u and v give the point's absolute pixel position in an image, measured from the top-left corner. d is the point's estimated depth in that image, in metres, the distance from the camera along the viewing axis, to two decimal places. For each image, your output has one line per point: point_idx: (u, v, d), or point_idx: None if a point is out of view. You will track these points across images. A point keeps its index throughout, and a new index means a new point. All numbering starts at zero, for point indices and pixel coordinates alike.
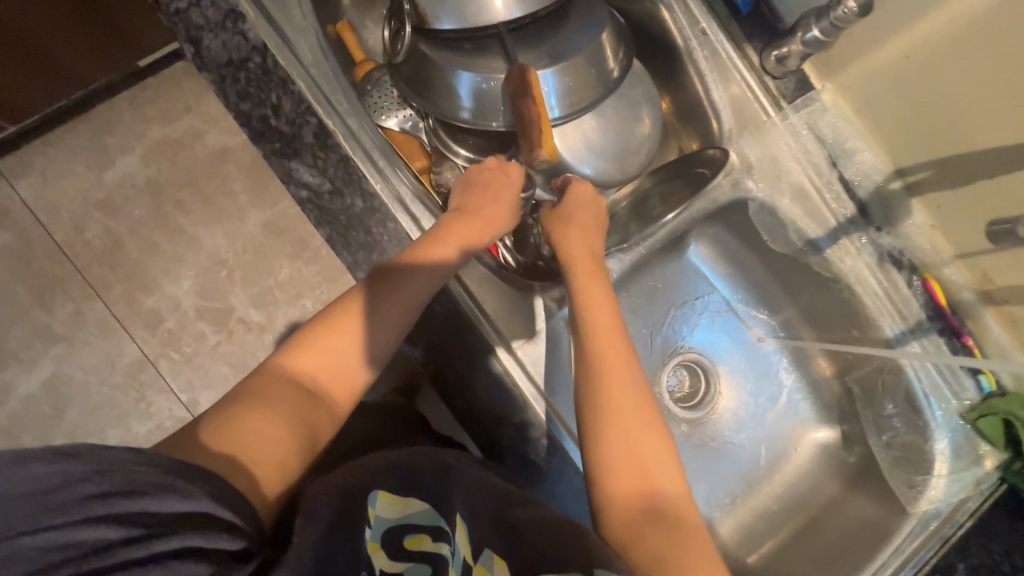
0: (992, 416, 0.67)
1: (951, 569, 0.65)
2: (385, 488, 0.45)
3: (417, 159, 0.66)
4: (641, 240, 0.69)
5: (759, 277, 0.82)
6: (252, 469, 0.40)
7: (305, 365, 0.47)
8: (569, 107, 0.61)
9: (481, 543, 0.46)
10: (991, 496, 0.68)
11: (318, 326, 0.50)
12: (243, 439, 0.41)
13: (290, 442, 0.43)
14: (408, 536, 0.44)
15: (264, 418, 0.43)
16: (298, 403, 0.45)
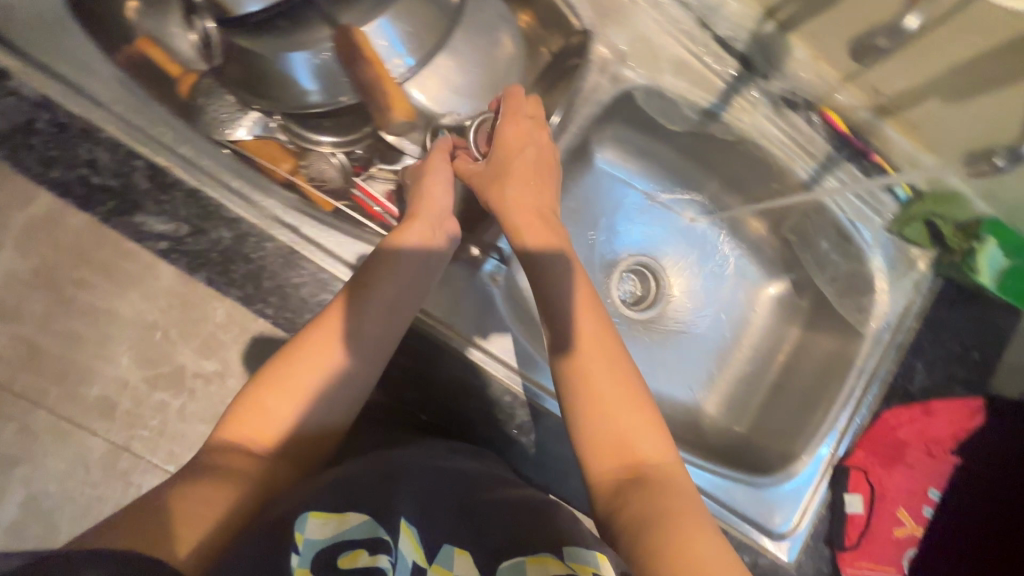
0: (914, 222, 0.69)
1: (911, 370, 0.70)
2: (315, 507, 0.41)
3: (280, 159, 0.59)
4: None
5: (672, 161, 0.79)
6: (179, 531, 0.38)
7: (258, 429, 0.46)
8: (418, 53, 0.59)
9: (438, 540, 0.46)
10: (930, 292, 0.72)
11: (274, 377, 0.48)
12: (177, 508, 0.40)
13: (227, 508, 0.42)
14: (344, 554, 0.40)
15: (206, 488, 0.42)
16: (245, 472, 0.44)
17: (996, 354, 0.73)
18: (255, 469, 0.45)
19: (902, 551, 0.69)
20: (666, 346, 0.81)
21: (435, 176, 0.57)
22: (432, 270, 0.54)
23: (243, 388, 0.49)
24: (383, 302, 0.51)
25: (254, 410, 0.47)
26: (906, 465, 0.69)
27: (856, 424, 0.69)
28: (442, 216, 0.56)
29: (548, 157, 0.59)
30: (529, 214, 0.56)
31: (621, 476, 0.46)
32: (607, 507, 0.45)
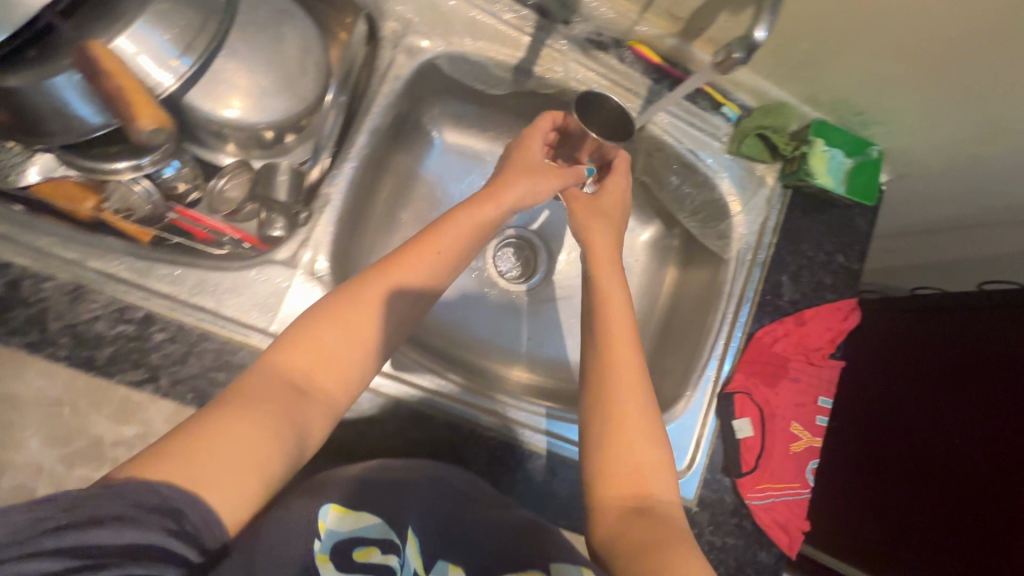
0: (748, 138, 0.69)
1: (778, 285, 0.70)
2: (336, 502, 0.48)
3: (83, 200, 0.57)
4: (351, 144, 0.59)
5: (514, 126, 0.76)
6: (221, 484, 0.38)
7: (316, 369, 0.46)
8: (196, 52, 0.54)
9: (433, 555, 0.53)
10: (781, 205, 0.72)
11: (337, 307, 0.48)
12: (228, 442, 0.39)
13: (269, 460, 0.40)
14: (358, 549, 0.46)
15: (252, 424, 0.40)
16: (295, 413, 0.43)
17: (861, 254, 0.73)
18: (297, 408, 0.44)
19: (803, 465, 0.69)
20: (545, 313, 0.83)
21: (541, 185, 0.61)
22: (438, 286, 0.55)
23: (283, 332, 0.48)
24: (398, 312, 0.51)
25: (312, 343, 0.47)
26: (790, 379, 0.69)
27: (733, 348, 0.69)
28: (461, 236, 0.56)
29: (613, 198, 0.67)
30: (620, 292, 0.59)
31: (630, 496, 0.50)
32: (602, 522, 0.50)
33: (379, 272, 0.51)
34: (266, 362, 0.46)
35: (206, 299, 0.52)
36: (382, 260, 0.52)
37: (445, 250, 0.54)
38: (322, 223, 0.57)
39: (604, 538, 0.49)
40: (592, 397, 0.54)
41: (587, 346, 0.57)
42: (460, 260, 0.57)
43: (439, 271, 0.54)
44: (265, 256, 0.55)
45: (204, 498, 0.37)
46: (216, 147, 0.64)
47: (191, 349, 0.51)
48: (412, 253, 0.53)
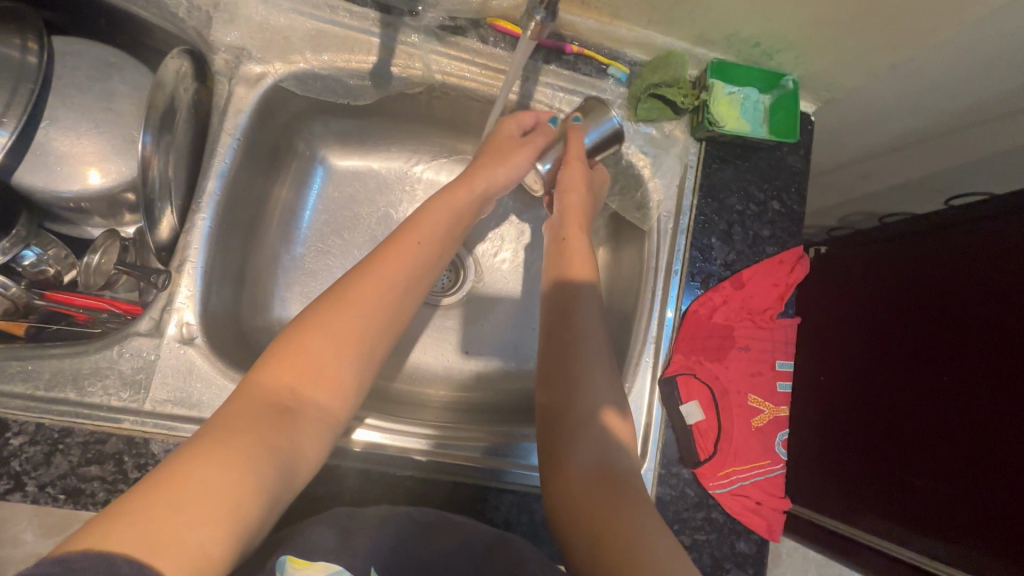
0: (643, 97, 0.63)
1: (708, 248, 0.64)
2: (296, 554, 0.42)
3: None
4: (203, 191, 0.55)
5: (403, 134, 0.71)
6: (193, 534, 0.32)
7: (305, 381, 0.42)
8: (12, 121, 0.50)
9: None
10: (698, 161, 0.66)
11: (327, 309, 0.45)
12: (198, 488, 0.34)
13: (246, 504, 0.35)
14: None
15: (224, 462, 0.35)
16: (278, 439, 0.39)
17: (797, 196, 0.67)
18: (280, 432, 0.39)
19: (771, 441, 0.62)
20: (480, 322, 0.77)
21: (514, 162, 0.59)
22: (425, 279, 0.51)
23: (289, 326, 0.45)
24: (391, 304, 0.48)
25: (298, 354, 0.43)
26: (738, 350, 0.63)
27: (667, 328, 0.62)
28: (439, 229, 0.54)
29: (599, 177, 0.64)
30: (580, 256, 0.60)
31: (595, 477, 0.48)
32: (582, 488, 0.47)
33: (357, 274, 0.48)
34: (248, 384, 0.42)
35: (68, 390, 0.49)
36: (360, 262, 0.49)
37: (421, 243, 0.52)
38: (184, 285, 0.53)
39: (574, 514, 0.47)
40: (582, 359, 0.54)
41: (569, 313, 0.57)
42: (436, 252, 0.53)
43: (423, 264, 0.51)
44: (127, 331, 0.51)
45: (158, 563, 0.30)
46: (79, 222, 0.61)
47: (54, 447, 0.47)
48: (389, 253, 0.50)
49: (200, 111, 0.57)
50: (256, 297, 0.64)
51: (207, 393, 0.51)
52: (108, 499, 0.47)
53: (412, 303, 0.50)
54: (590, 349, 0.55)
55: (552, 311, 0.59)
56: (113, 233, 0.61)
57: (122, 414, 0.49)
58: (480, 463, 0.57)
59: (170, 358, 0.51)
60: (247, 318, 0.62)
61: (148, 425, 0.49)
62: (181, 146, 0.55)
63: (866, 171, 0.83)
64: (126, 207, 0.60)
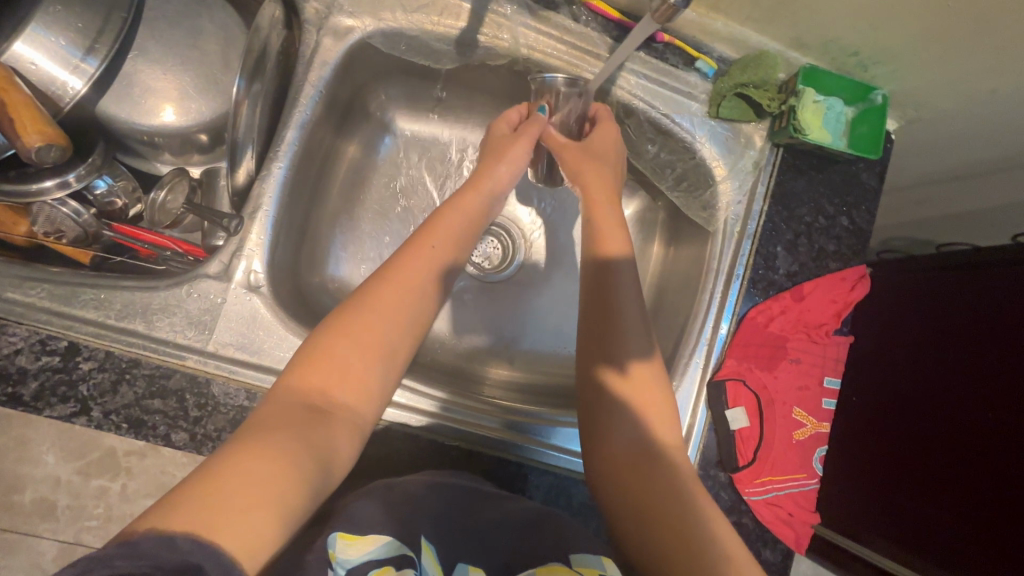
0: (727, 96, 0.62)
1: (773, 256, 0.63)
2: (344, 529, 0.38)
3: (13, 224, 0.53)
4: (279, 141, 0.55)
5: (472, 105, 0.70)
6: (247, 521, 0.32)
7: (333, 382, 0.43)
8: (103, 50, 0.50)
9: (450, 560, 0.43)
10: (773, 167, 0.64)
11: (355, 312, 0.46)
12: (243, 478, 0.34)
13: (291, 497, 0.35)
14: (372, 572, 0.36)
15: (267, 456, 0.36)
16: (314, 436, 0.39)
17: (868, 214, 0.65)
18: (314, 432, 0.39)
19: (809, 454, 0.62)
20: (526, 303, 0.77)
21: (514, 155, 0.59)
22: (442, 283, 0.52)
23: (314, 332, 0.46)
24: (412, 309, 0.48)
25: (324, 357, 0.44)
26: (789, 362, 0.62)
27: (722, 333, 0.62)
28: (452, 233, 0.54)
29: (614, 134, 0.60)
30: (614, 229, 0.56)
31: (635, 456, 0.48)
32: (610, 485, 0.47)
33: (384, 278, 0.49)
34: (276, 390, 0.42)
35: (137, 322, 0.49)
36: (382, 266, 0.50)
37: (440, 241, 0.53)
38: (254, 232, 0.53)
39: (620, 516, 0.46)
40: (591, 372, 0.51)
41: (589, 314, 0.53)
42: (454, 248, 0.54)
43: (442, 265, 0.52)
44: (197, 271, 0.52)
45: (219, 543, 0.30)
46: (151, 156, 0.61)
47: (121, 377, 0.48)
48: (408, 257, 0.51)
49: (286, 59, 0.56)
50: (314, 253, 0.64)
51: (271, 341, 0.52)
52: (168, 434, 0.48)
53: (432, 306, 0.51)
54: (597, 319, 0.52)
55: (583, 308, 0.54)
56: (182, 171, 0.61)
57: (187, 351, 0.50)
58: (522, 442, 0.58)
59: (237, 302, 0.52)
60: (305, 272, 0.62)
61: (212, 366, 0.50)
62: (266, 92, 0.55)
63: (930, 198, 0.82)
64: (198, 147, 0.60)
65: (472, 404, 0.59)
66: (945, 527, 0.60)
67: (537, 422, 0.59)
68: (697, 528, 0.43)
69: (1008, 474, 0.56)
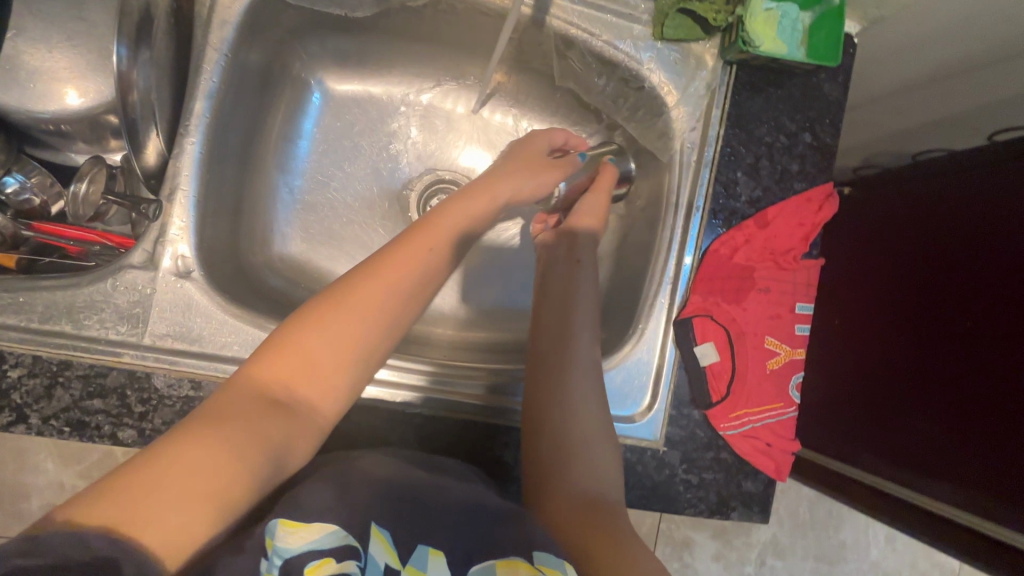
0: (669, 14, 0.57)
1: (734, 183, 0.60)
2: (286, 515, 0.37)
3: None
4: (186, 118, 0.51)
5: (403, 56, 0.65)
6: (175, 523, 0.31)
7: (299, 378, 0.41)
8: None
9: (409, 544, 0.41)
10: (726, 87, 0.60)
11: (328, 305, 0.43)
12: (184, 472, 0.32)
13: (230, 495, 0.33)
14: (310, 564, 0.35)
15: (210, 454, 0.34)
16: (269, 434, 0.37)
17: (832, 127, 0.62)
18: (265, 426, 0.37)
19: (785, 383, 0.61)
20: (489, 263, 0.73)
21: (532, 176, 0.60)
22: (432, 286, 0.48)
23: (286, 319, 0.43)
24: (394, 307, 0.45)
25: (293, 351, 0.41)
26: (758, 292, 0.60)
27: (685, 268, 0.60)
28: (455, 235, 0.51)
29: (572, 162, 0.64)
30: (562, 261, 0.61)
31: (584, 478, 0.49)
32: (554, 504, 0.48)
33: (366, 272, 0.45)
34: (239, 377, 0.40)
35: (64, 323, 0.47)
36: (365, 259, 0.47)
37: (440, 243, 0.49)
38: (176, 216, 0.50)
39: (562, 522, 0.46)
40: (553, 369, 0.53)
41: (557, 318, 0.56)
42: (455, 252, 0.51)
43: (440, 268, 0.49)
44: (121, 263, 0.49)
45: (142, 542, 0.29)
46: (63, 147, 0.57)
47: (55, 380, 0.46)
48: (395, 254, 0.47)
49: (182, 20, 0.51)
50: (256, 233, 0.61)
51: (210, 327, 0.49)
52: (114, 432, 0.47)
53: (420, 303, 0.47)
54: (585, 348, 0.54)
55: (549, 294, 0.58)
56: (99, 158, 0.57)
57: (121, 346, 0.48)
58: (495, 402, 0.57)
59: (167, 291, 0.49)
60: (247, 252, 0.59)
61: (150, 360, 0.48)
62: (163, 61, 0.50)
63: (903, 106, 0.77)
64: (110, 131, 0.56)
65: (440, 370, 0.58)
66: (916, 447, 0.59)
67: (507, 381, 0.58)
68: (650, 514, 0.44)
69: (980, 389, 0.54)
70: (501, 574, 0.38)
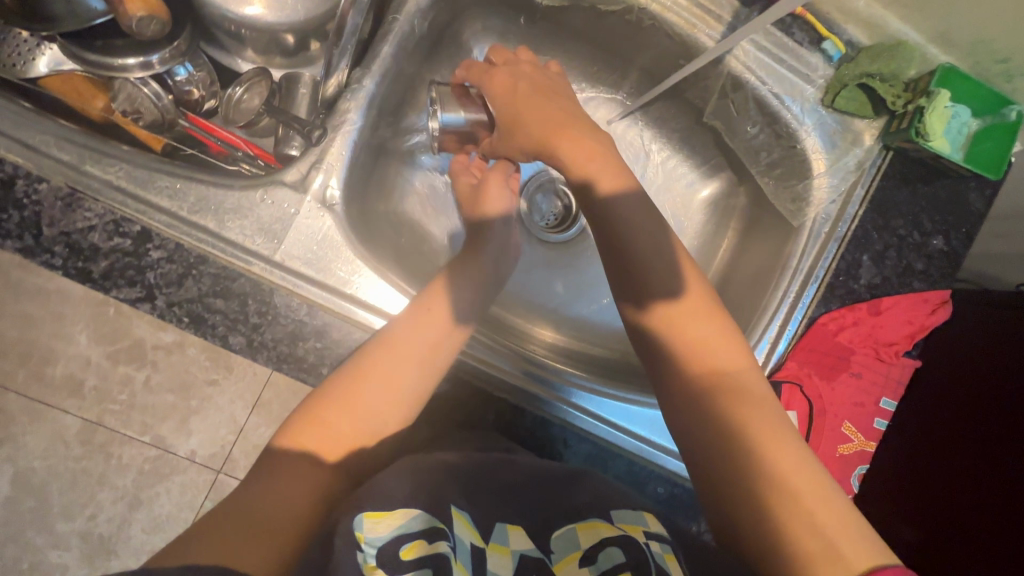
0: (845, 88, 0.58)
1: (856, 265, 0.60)
2: (367, 508, 0.39)
3: (93, 99, 0.52)
4: (371, 56, 0.52)
5: (566, 51, 0.66)
6: (247, 557, 0.39)
7: (333, 439, 0.45)
8: None
9: (487, 520, 0.45)
10: (877, 171, 0.60)
11: (350, 377, 0.46)
12: (233, 526, 0.40)
13: (285, 540, 0.40)
14: (403, 546, 0.38)
15: (236, 526, 0.40)
16: (314, 487, 0.43)
17: (967, 238, 0.61)
18: (311, 483, 0.43)
19: (849, 470, 0.61)
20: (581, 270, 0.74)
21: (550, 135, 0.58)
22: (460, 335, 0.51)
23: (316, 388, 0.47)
24: (423, 367, 0.47)
25: (316, 421, 0.45)
26: (849, 375, 0.60)
27: (790, 331, 0.59)
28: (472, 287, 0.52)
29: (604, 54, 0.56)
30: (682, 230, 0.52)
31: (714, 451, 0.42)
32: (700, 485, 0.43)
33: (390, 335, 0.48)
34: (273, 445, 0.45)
35: (208, 219, 0.48)
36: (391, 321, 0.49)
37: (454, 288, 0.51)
38: (335, 149, 0.51)
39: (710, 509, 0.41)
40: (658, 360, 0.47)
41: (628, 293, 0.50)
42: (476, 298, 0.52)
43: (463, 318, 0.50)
44: (274, 178, 0.50)
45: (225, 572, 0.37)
46: (235, 51, 0.58)
47: (188, 271, 0.47)
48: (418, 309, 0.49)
49: None
50: (383, 182, 0.61)
51: (337, 260, 0.50)
52: (226, 335, 0.48)
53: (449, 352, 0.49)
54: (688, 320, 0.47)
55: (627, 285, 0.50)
56: (264, 71, 0.58)
57: (253, 256, 0.49)
58: (553, 397, 0.55)
59: (306, 215, 0.50)
60: (373, 198, 0.60)
61: (276, 276, 0.49)
62: None
63: None
64: (284, 48, 0.58)
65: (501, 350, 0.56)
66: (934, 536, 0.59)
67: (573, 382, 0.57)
68: (760, 475, 0.40)
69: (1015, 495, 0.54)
70: (585, 537, 0.44)
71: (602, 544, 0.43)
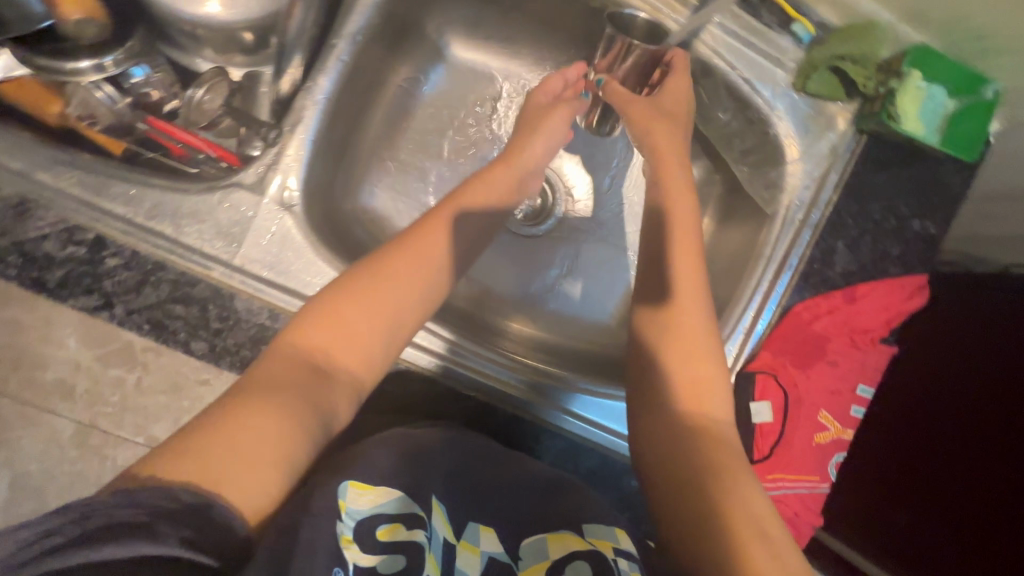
0: (816, 70, 0.57)
1: (831, 252, 0.59)
2: (354, 478, 0.38)
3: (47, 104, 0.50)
4: (329, 54, 0.52)
5: (534, 42, 0.65)
6: (248, 482, 0.33)
7: (337, 342, 0.42)
8: None
9: (460, 518, 0.44)
10: (852, 155, 0.59)
11: (360, 287, 0.44)
12: (245, 436, 0.34)
13: (295, 453, 0.36)
14: (381, 526, 0.37)
15: (255, 425, 0.35)
16: (315, 394, 0.39)
17: (944, 222, 0.60)
18: (315, 393, 0.39)
19: (826, 458, 0.60)
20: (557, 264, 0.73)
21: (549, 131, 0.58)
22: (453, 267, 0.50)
23: (312, 297, 0.44)
24: (429, 286, 0.48)
25: (328, 320, 0.42)
26: (825, 362, 0.60)
27: (764, 319, 0.59)
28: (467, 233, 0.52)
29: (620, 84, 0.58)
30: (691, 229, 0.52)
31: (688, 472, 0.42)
32: (674, 501, 0.42)
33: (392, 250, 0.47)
34: (271, 350, 0.41)
35: (165, 225, 0.48)
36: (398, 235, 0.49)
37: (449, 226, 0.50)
38: (292, 150, 0.50)
39: (672, 529, 0.41)
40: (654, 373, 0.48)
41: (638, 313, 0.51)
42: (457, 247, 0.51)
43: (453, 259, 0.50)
44: (232, 181, 0.49)
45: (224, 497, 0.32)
46: (193, 51, 0.57)
47: (147, 277, 0.47)
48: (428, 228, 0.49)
49: None
50: (349, 180, 0.60)
51: (299, 262, 0.50)
52: (188, 340, 0.48)
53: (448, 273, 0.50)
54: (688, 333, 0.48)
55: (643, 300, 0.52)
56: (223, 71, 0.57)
57: (211, 261, 0.48)
58: (532, 400, 0.56)
59: (265, 217, 0.49)
60: (338, 197, 0.59)
61: (236, 280, 0.48)
62: None
63: None
64: (241, 47, 0.56)
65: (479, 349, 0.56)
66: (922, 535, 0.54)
67: (545, 380, 0.56)
68: (722, 494, 0.40)
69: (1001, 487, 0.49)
70: (555, 547, 0.42)
71: (570, 557, 0.41)
